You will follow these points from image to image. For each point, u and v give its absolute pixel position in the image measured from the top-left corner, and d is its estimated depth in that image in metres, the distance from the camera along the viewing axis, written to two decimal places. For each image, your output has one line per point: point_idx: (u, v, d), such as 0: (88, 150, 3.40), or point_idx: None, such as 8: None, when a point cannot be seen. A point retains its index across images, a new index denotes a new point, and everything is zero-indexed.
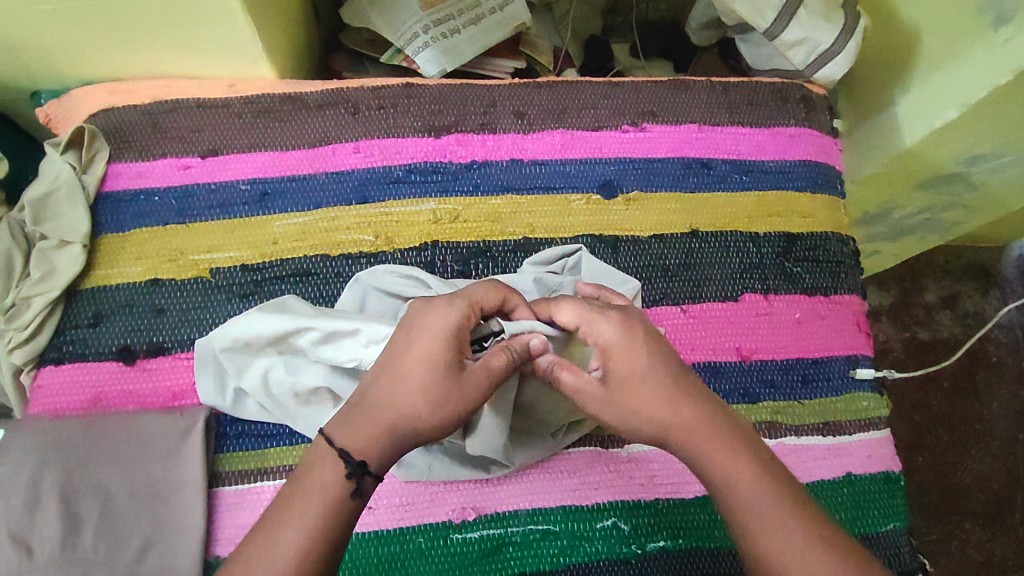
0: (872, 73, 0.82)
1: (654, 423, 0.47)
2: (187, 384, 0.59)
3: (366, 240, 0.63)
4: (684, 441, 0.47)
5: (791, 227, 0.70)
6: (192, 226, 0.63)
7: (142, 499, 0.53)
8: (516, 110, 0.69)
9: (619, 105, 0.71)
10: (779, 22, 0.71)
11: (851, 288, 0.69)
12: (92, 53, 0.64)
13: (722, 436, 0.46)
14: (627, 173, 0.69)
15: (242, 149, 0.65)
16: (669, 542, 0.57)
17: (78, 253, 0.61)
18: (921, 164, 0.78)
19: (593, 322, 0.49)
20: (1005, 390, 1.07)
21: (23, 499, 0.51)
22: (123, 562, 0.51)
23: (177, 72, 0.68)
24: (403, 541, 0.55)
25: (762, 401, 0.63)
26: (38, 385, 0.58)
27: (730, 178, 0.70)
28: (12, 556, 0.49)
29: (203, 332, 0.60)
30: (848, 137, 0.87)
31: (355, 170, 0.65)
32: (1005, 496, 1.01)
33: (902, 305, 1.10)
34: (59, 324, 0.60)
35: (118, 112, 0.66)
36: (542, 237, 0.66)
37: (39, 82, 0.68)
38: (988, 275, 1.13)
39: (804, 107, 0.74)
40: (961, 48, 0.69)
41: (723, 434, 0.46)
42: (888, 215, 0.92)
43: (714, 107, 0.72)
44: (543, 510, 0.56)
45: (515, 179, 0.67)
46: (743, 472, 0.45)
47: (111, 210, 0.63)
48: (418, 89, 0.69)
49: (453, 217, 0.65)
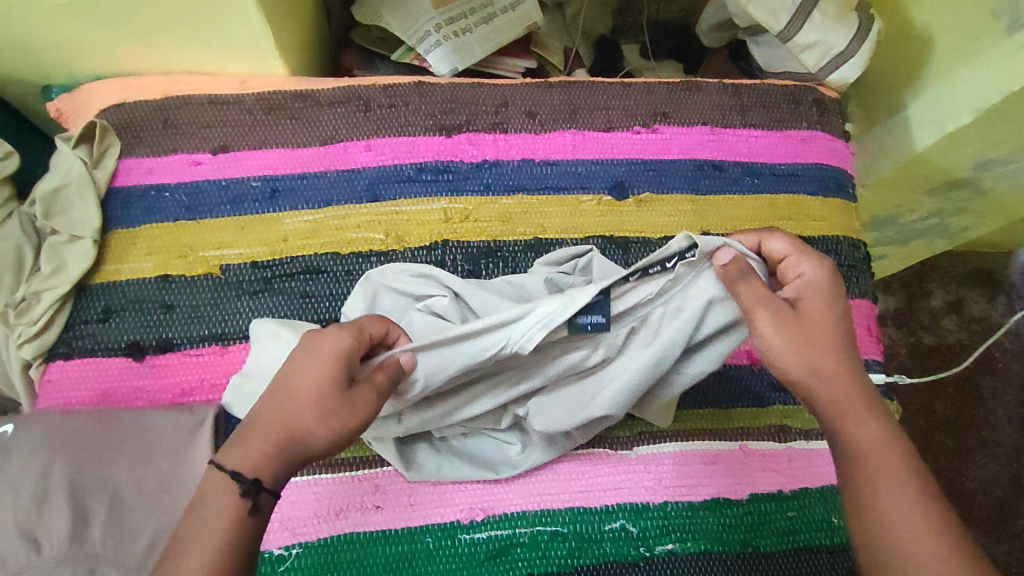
0: (884, 77, 0.82)
1: (803, 366, 0.46)
2: (195, 381, 0.59)
3: (376, 238, 0.63)
4: (821, 390, 0.46)
5: (802, 231, 0.69)
6: (202, 223, 0.63)
7: (150, 495, 0.53)
8: (528, 110, 0.69)
9: (631, 106, 0.71)
10: (792, 25, 0.70)
11: (861, 292, 0.69)
12: (104, 47, 0.64)
13: (844, 390, 0.46)
14: (638, 175, 0.68)
15: (253, 146, 0.65)
16: (679, 545, 0.56)
17: (88, 248, 0.61)
18: (933, 168, 0.77)
19: (802, 261, 0.50)
20: (1011, 396, 1.06)
21: (31, 493, 0.51)
22: (131, 557, 0.51)
23: (189, 68, 0.68)
24: (411, 541, 0.54)
25: (772, 405, 0.62)
26: (48, 380, 0.58)
27: (742, 181, 0.70)
28: (21, 551, 0.49)
29: (211, 328, 0.59)
30: (859, 141, 0.87)
31: (366, 168, 0.65)
32: (1011, 503, 1.01)
33: (908, 310, 1.10)
34: (68, 320, 0.60)
35: (129, 107, 0.66)
36: (552, 238, 0.65)
37: (50, 76, 0.68)
38: (995, 281, 1.13)
39: (816, 110, 0.74)
40: (974, 52, 0.69)
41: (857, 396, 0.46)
42: (897, 220, 0.91)
43: (726, 109, 0.72)
44: (551, 511, 0.56)
45: (526, 179, 0.67)
46: (858, 439, 0.44)
47: (121, 205, 0.63)
48: (430, 88, 0.69)
49: (463, 216, 0.65)
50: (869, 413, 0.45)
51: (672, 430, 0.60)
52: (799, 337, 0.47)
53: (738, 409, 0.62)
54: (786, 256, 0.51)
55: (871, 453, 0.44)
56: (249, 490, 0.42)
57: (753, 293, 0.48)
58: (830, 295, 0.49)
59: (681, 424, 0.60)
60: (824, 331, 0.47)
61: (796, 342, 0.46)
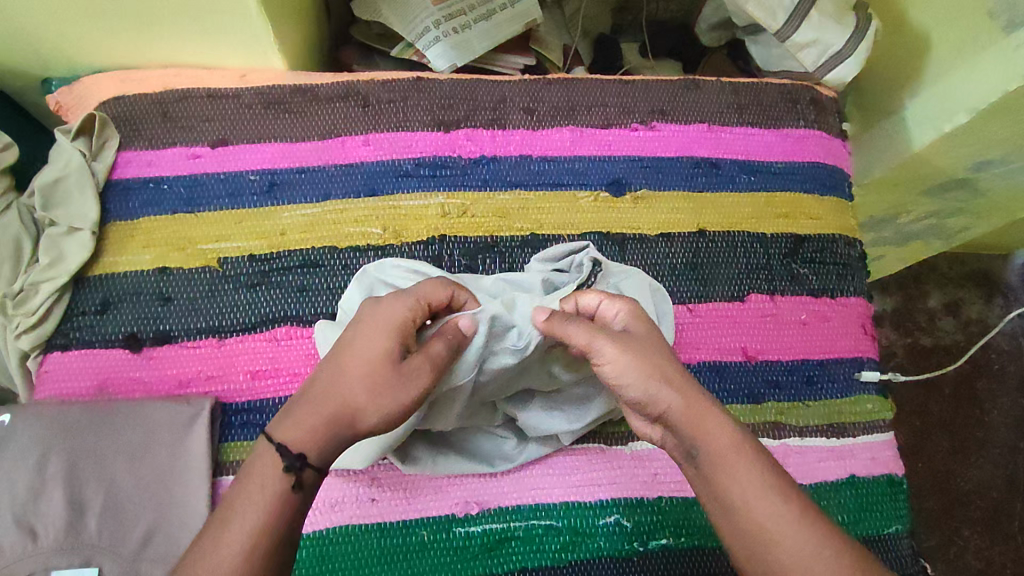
0: (881, 77, 0.82)
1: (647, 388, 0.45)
2: (193, 372, 0.59)
3: (374, 233, 0.64)
4: (672, 409, 0.45)
5: (799, 229, 0.70)
6: (200, 215, 0.63)
7: (146, 486, 0.54)
8: (526, 106, 0.69)
9: (629, 103, 0.71)
10: (791, 24, 0.70)
11: (856, 291, 0.69)
12: (104, 41, 0.64)
13: (698, 402, 0.45)
14: (636, 172, 0.69)
15: (251, 140, 0.65)
16: (672, 540, 0.57)
17: (87, 240, 0.61)
18: (930, 167, 0.78)
19: (613, 302, 0.50)
20: (1006, 397, 1.06)
21: (29, 484, 0.51)
22: (127, 547, 0.52)
23: (188, 62, 0.68)
24: (406, 534, 0.55)
25: (766, 402, 0.63)
26: (45, 370, 0.58)
27: (739, 178, 0.70)
28: (19, 540, 0.50)
29: (209, 320, 0.60)
30: (857, 141, 0.87)
31: (363, 163, 0.65)
32: (1005, 504, 1.01)
33: (905, 311, 1.10)
34: (66, 311, 0.60)
35: (128, 100, 0.66)
36: (549, 234, 0.66)
37: (50, 68, 0.68)
38: (991, 283, 1.13)
39: (813, 109, 0.74)
40: (971, 53, 0.69)
41: (704, 409, 0.45)
42: (894, 220, 0.91)
43: (724, 107, 0.72)
44: (546, 505, 0.56)
45: (523, 175, 0.67)
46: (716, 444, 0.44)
47: (120, 198, 0.63)
48: (428, 84, 0.69)
49: (461, 211, 0.65)
50: (717, 423, 0.44)
51: None
52: (627, 365, 0.45)
53: (732, 406, 0.63)
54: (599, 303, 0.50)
55: (731, 459, 0.43)
56: (291, 465, 0.43)
57: (579, 329, 0.46)
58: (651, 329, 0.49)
59: None
60: (655, 349, 0.47)
61: (627, 370, 0.45)
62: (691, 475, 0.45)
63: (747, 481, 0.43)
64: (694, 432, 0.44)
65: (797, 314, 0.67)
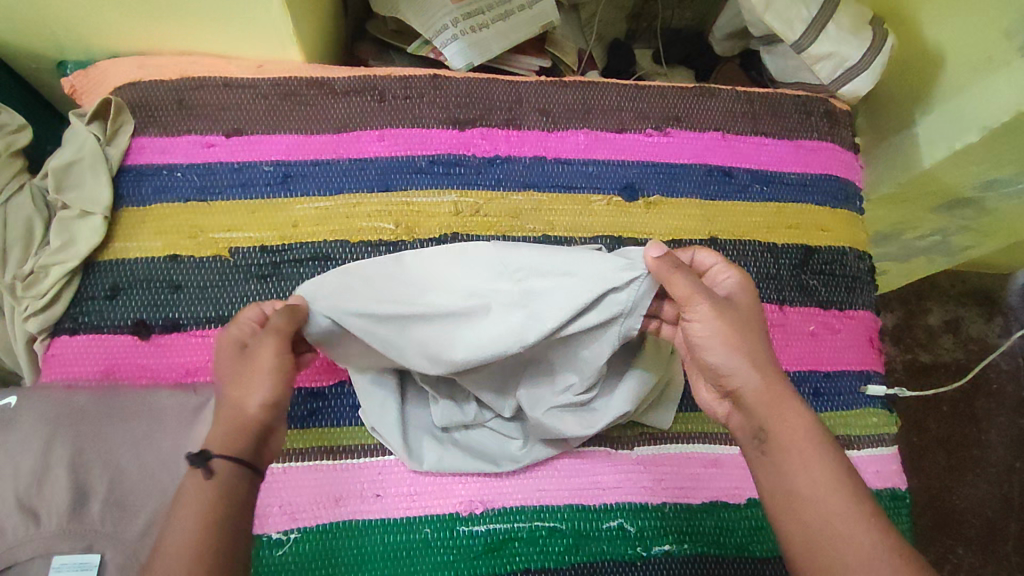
0: (893, 93, 0.82)
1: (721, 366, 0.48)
2: (200, 361, 0.58)
3: (386, 228, 0.63)
4: (751, 389, 0.47)
5: (809, 240, 0.70)
6: (213, 204, 0.63)
7: (152, 473, 0.53)
8: (541, 108, 0.69)
9: (645, 109, 0.71)
10: (807, 37, 0.71)
11: (864, 304, 0.69)
12: (122, 26, 0.64)
13: (775, 387, 0.47)
14: (649, 177, 0.69)
15: (266, 131, 0.65)
16: (675, 547, 0.56)
17: (98, 224, 0.61)
18: (939, 184, 0.78)
19: (728, 270, 0.52)
20: (1004, 417, 1.07)
21: (33, 467, 0.51)
22: (130, 534, 0.51)
23: (205, 50, 0.68)
24: (410, 531, 0.55)
25: None
26: (52, 353, 0.58)
27: (752, 188, 0.70)
28: (21, 522, 0.50)
29: (218, 310, 0.59)
30: (868, 156, 0.88)
31: (378, 158, 0.65)
32: (1000, 524, 1.01)
33: (906, 327, 1.10)
34: (76, 294, 0.60)
35: (144, 86, 0.66)
36: (561, 236, 0.66)
37: (66, 51, 0.68)
38: (992, 303, 1.13)
39: (826, 122, 0.74)
40: (985, 73, 0.69)
41: (783, 393, 0.47)
42: (899, 236, 0.92)
43: (737, 116, 0.72)
44: (550, 507, 0.56)
45: (537, 176, 0.67)
46: (789, 424, 0.46)
47: (132, 183, 0.63)
48: (445, 81, 0.69)
49: (474, 210, 0.65)
50: (790, 408, 0.47)
51: (673, 432, 0.60)
52: (718, 331, 0.48)
53: None
54: (715, 267, 0.52)
55: (796, 445, 0.45)
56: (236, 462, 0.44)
57: (684, 285, 0.47)
58: (752, 306, 0.51)
59: (683, 427, 0.60)
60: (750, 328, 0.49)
61: (717, 338, 0.48)
62: (752, 457, 0.48)
63: (812, 468, 0.44)
64: (766, 413, 0.47)
65: (803, 325, 0.67)
